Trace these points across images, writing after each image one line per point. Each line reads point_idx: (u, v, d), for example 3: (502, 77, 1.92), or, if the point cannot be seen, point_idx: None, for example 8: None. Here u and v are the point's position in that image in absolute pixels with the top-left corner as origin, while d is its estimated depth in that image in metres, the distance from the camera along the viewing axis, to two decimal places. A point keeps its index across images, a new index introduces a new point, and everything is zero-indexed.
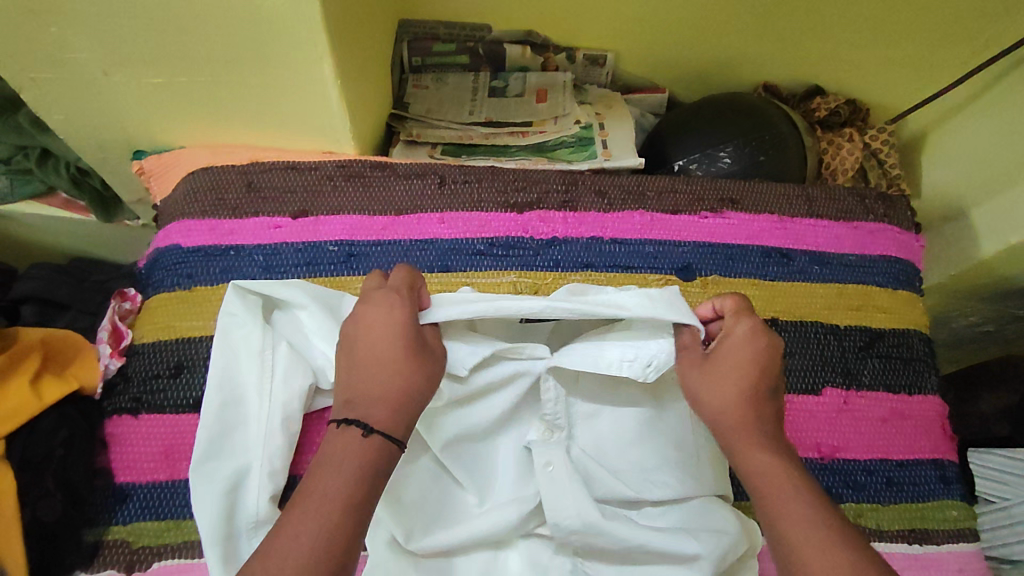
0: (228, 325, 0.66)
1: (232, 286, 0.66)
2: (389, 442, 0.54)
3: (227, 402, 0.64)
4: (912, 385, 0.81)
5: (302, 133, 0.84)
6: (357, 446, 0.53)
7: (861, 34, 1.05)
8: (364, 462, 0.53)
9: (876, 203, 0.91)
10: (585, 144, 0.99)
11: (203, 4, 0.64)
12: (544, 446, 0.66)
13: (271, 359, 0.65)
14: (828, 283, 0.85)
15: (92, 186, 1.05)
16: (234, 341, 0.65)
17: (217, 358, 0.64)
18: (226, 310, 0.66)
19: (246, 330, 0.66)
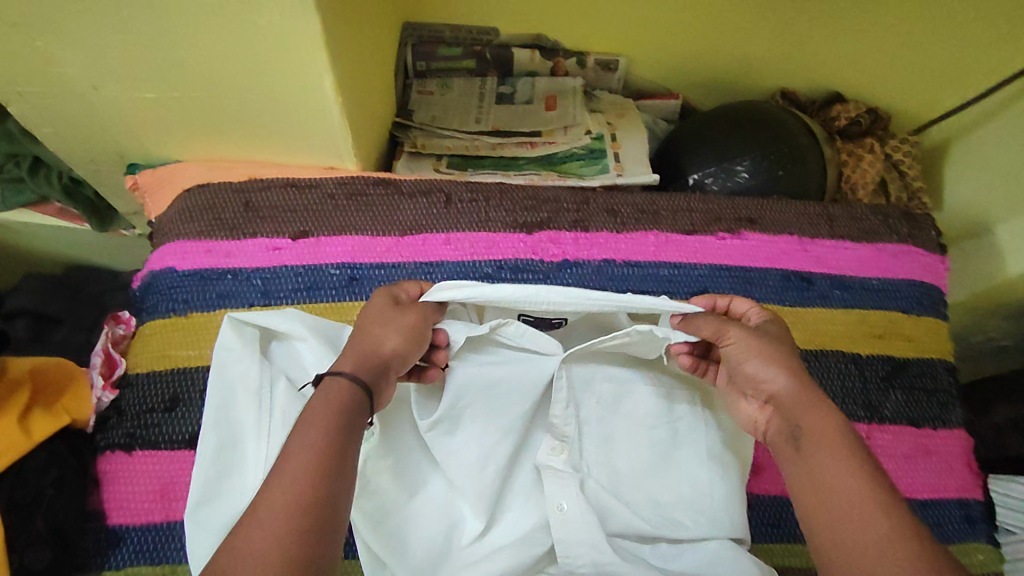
0: (223, 359, 0.62)
1: (227, 319, 0.62)
2: (351, 382, 0.55)
3: (224, 442, 0.61)
4: (936, 419, 0.79)
5: (299, 151, 0.79)
6: (333, 387, 0.54)
7: (889, 40, 1.00)
8: (334, 402, 0.53)
9: (899, 222, 0.88)
10: (597, 156, 0.95)
11: (196, 20, 0.59)
12: (558, 479, 0.63)
13: (269, 397, 0.62)
14: (850, 308, 0.82)
15: (86, 196, 1.01)
16: (230, 377, 0.62)
17: (215, 397, 0.61)
18: (222, 343, 0.62)
19: (243, 366, 0.62)
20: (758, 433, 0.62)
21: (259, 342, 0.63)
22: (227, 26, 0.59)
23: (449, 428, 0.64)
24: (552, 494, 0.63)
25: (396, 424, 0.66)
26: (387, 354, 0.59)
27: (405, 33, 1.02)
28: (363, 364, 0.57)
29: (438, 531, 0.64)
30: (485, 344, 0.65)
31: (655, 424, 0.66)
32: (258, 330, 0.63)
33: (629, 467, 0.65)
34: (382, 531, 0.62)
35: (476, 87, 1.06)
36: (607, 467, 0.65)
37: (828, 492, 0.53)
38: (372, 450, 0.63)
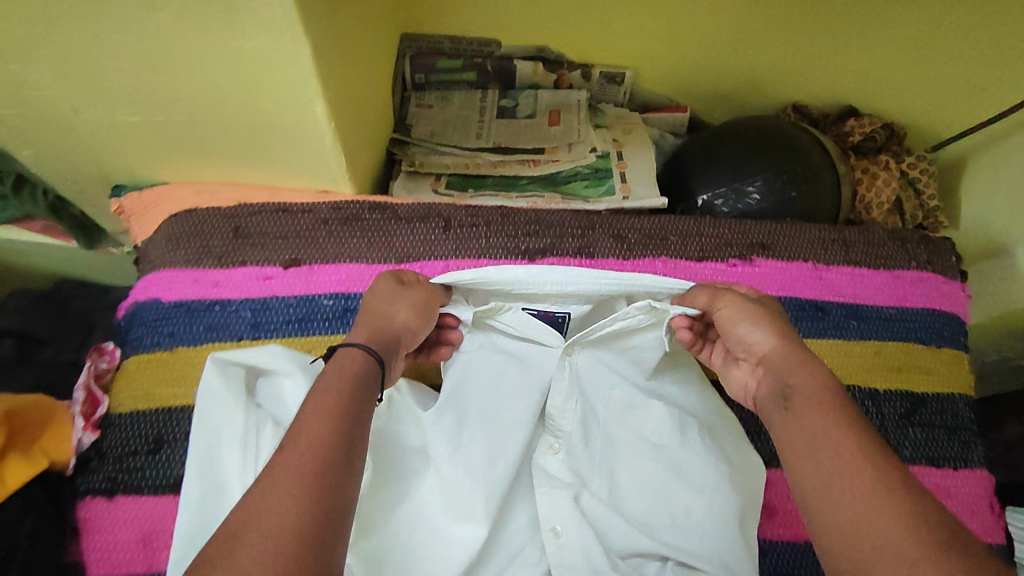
0: (207, 404, 0.60)
1: (211, 359, 0.61)
2: (366, 354, 0.55)
3: (208, 492, 0.57)
4: (958, 458, 0.76)
5: (290, 173, 0.75)
6: (344, 361, 0.53)
7: (907, 54, 0.96)
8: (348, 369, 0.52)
9: (917, 247, 0.84)
10: (602, 177, 0.91)
11: (178, 44, 0.55)
12: (553, 493, 0.61)
13: (254, 442, 0.59)
14: (865, 340, 0.79)
15: (72, 214, 0.98)
16: (214, 421, 0.59)
17: (197, 444, 0.59)
18: (206, 387, 0.61)
19: (227, 410, 0.60)
20: (750, 398, 0.60)
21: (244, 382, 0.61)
22: (211, 50, 0.55)
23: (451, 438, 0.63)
24: (546, 510, 0.61)
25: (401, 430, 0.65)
26: (399, 325, 0.60)
27: (403, 44, 0.99)
28: (376, 334, 0.57)
29: (432, 547, 0.60)
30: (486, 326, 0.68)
31: (669, 433, 0.63)
32: (244, 371, 0.62)
33: (632, 480, 0.62)
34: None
35: (477, 100, 1.02)
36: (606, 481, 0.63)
37: (824, 460, 0.47)
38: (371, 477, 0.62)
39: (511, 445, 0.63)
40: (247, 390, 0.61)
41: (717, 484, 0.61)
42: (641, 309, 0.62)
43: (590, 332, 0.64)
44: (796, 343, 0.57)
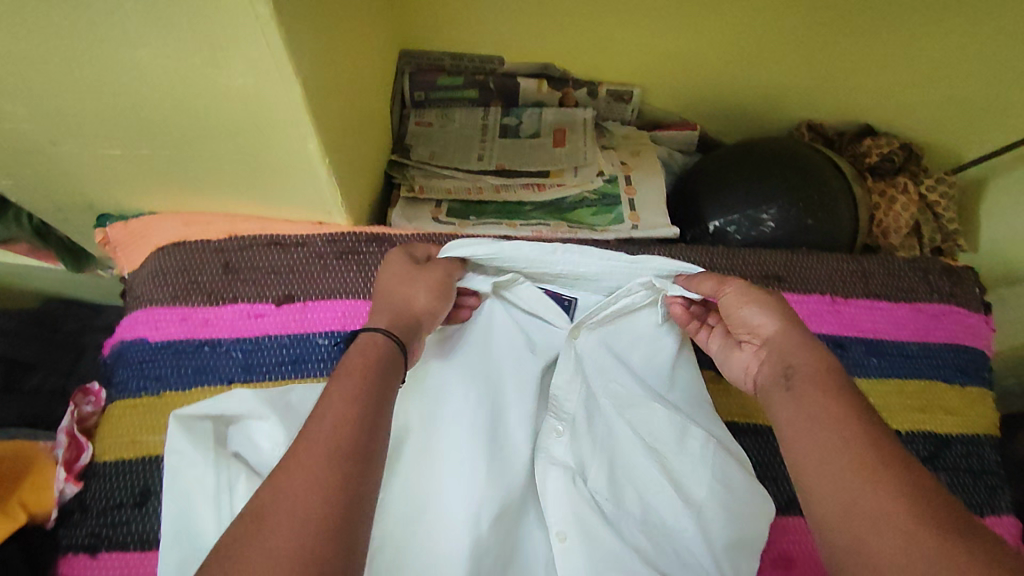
0: (174, 466, 0.56)
1: (173, 417, 0.58)
2: (384, 338, 0.53)
3: (187, 560, 0.54)
4: (984, 504, 0.73)
5: (282, 205, 0.71)
6: (363, 346, 0.52)
7: (928, 74, 0.93)
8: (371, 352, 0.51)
9: (940, 278, 0.80)
10: (609, 203, 0.88)
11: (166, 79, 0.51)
12: (564, 484, 0.59)
13: (230, 501, 0.56)
14: (886, 378, 0.76)
15: (59, 239, 0.92)
16: (184, 484, 0.56)
17: (168, 509, 0.55)
18: (172, 447, 0.57)
19: (197, 469, 0.57)
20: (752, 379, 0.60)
21: (212, 436, 0.58)
22: (194, 83, 0.51)
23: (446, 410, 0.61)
24: (553, 502, 0.59)
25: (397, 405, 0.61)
26: (419, 311, 0.58)
27: (401, 60, 0.95)
28: (393, 317, 0.56)
29: (428, 531, 0.57)
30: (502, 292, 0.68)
31: (673, 431, 0.62)
32: (212, 424, 0.59)
33: (637, 472, 0.61)
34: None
35: (479, 118, 0.98)
36: (612, 472, 0.61)
37: (829, 468, 0.46)
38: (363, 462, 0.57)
39: (517, 427, 0.62)
40: (217, 444, 0.58)
41: (715, 489, 0.60)
42: (643, 290, 0.66)
43: (596, 312, 0.66)
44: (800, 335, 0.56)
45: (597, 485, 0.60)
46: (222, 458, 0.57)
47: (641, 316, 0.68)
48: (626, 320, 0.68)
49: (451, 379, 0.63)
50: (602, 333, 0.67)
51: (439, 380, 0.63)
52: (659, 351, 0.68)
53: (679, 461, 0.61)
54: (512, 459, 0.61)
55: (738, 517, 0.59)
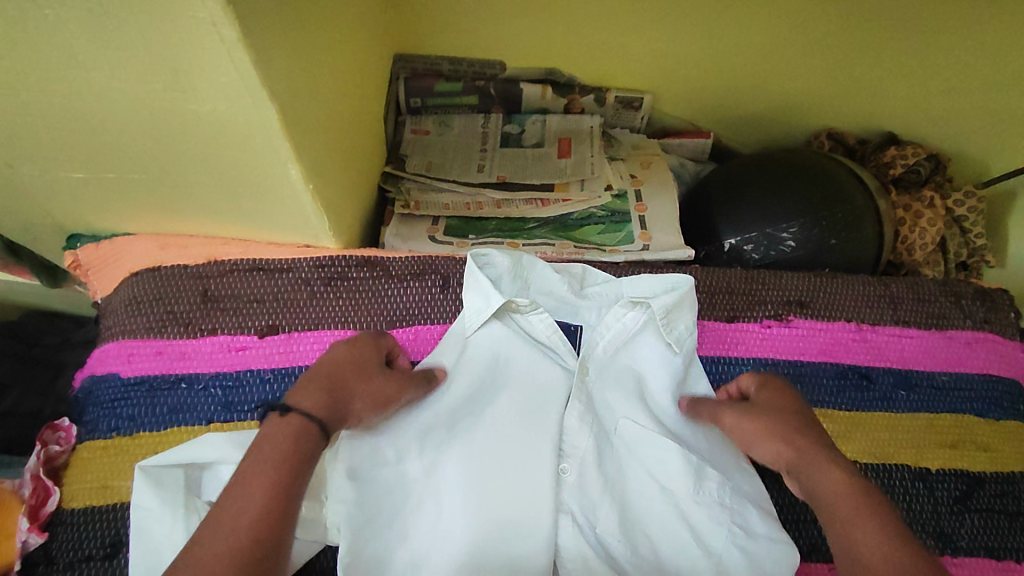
0: (142, 521, 0.53)
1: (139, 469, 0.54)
2: (310, 423, 0.45)
3: None
4: (1020, 549, 0.67)
5: (265, 228, 0.66)
6: (277, 431, 0.44)
7: (956, 80, 0.87)
8: (291, 438, 0.44)
9: (973, 304, 0.75)
10: (618, 220, 0.83)
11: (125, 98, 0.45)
12: (573, 534, 0.55)
13: None
14: (916, 412, 0.70)
15: (35, 256, 0.78)
16: (153, 543, 0.52)
17: (133, 569, 0.52)
18: (140, 502, 0.53)
19: (166, 526, 0.52)
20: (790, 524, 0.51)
21: (183, 486, 0.54)
22: (160, 104, 0.47)
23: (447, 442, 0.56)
24: (564, 553, 0.55)
25: (381, 446, 0.54)
26: (354, 416, 0.49)
27: (396, 65, 0.90)
28: (327, 405, 0.47)
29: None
30: (505, 314, 0.63)
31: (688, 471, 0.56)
32: (183, 472, 0.54)
33: (652, 517, 0.56)
34: None
35: (479, 126, 0.93)
36: (627, 516, 0.56)
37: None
38: (351, 514, 0.51)
39: (523, 469, 0.56)
40: (189, 494, 0.54)
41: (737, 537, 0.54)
42: (632, 308, 0.63)
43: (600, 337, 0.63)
44: (808, 449, 0.50)
45: (609, 533, 0.56)
46: (194, 510, 0.53)
47: (644, 338, 0.63)
48: (632, 342, 0.64)
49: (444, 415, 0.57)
50: (606, 362, 0.62)
51: (429, 412, 0.57)
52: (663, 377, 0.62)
53: (697, 505, 0.55)
54: (519, 505, 0.55)
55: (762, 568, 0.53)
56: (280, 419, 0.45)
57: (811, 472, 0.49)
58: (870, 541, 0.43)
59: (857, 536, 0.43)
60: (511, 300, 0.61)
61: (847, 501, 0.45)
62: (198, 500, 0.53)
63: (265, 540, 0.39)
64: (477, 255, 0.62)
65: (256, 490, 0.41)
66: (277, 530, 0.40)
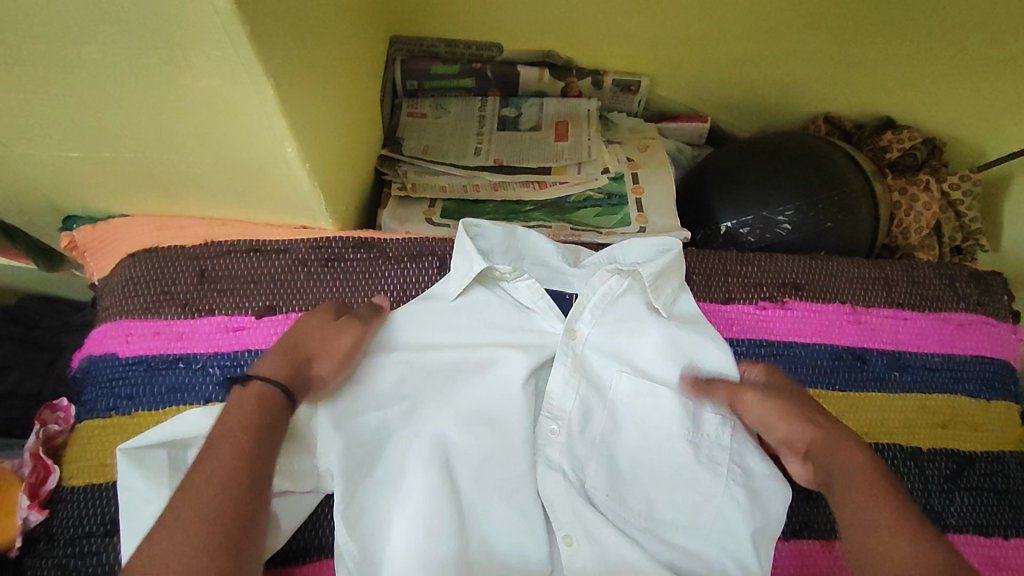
0: (131, 502, 0.53)
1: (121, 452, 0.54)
2: (270, 391, 0.50)
3: None
4: (1009, 526, 0.68)
5: (262, 207, 0.66)
6: (238, 400, 0.49)
7: (953, 64, 0.86)
8: (260, 407, 0.49)
9: (967, 286, 0.75)
10: (616, 203, 0.83)
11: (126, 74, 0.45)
12: (562, 488, 0.57)
13: None
14: (908, 393, 0.71)
15: (30, 238, 0.77)
16: (142, 523, 0.52)
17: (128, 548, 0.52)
18: (127, 484, 0.53)
19: (155, 506, 0.53)
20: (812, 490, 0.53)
21: (168, 467, 0.54)
22: (155, 82, 0.47)
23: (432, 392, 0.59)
24: (553, 506, 0.57)
25: (364, 401, 0.57)
26: (319, 378, 0.54)
27: (392, 47, 0.89)
28: (287, 373, 0.52)
29: (416, 536, 0.52)
30: (488, 279, 0.64)
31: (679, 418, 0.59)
32: (167, 453, 0.54)
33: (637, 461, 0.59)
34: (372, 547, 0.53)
35: (476, 109, 0.92)
36: (615, 470, 0.59)
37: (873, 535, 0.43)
38: (340, 458, 0.54)
39: (507, 422, 0.59)
40: (175, 473, 0.54)
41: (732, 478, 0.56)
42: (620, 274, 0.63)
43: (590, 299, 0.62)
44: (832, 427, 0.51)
45: (597, 484, 0.58)
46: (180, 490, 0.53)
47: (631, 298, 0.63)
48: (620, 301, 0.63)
49: (431, 370, 0.60)
50: (596, 322, 0.62)
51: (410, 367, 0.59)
52: (653, 332, 0.62)
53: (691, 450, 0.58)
54: (503, 455, 0.58)
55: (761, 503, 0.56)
56: (240, 390, 0.50)
57: (838, 453, 0.49)
58: (893, 515, 0.44)
59: (878, 512, 0.44)
60: (492, 267, 0.61)
61: (864, 476, 0.47)
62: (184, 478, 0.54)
63: (236, 495, 0.43)
64: (470, 226, 0.63)
65: (224, 454, 0.45)
66: (253, 488, 0.44)
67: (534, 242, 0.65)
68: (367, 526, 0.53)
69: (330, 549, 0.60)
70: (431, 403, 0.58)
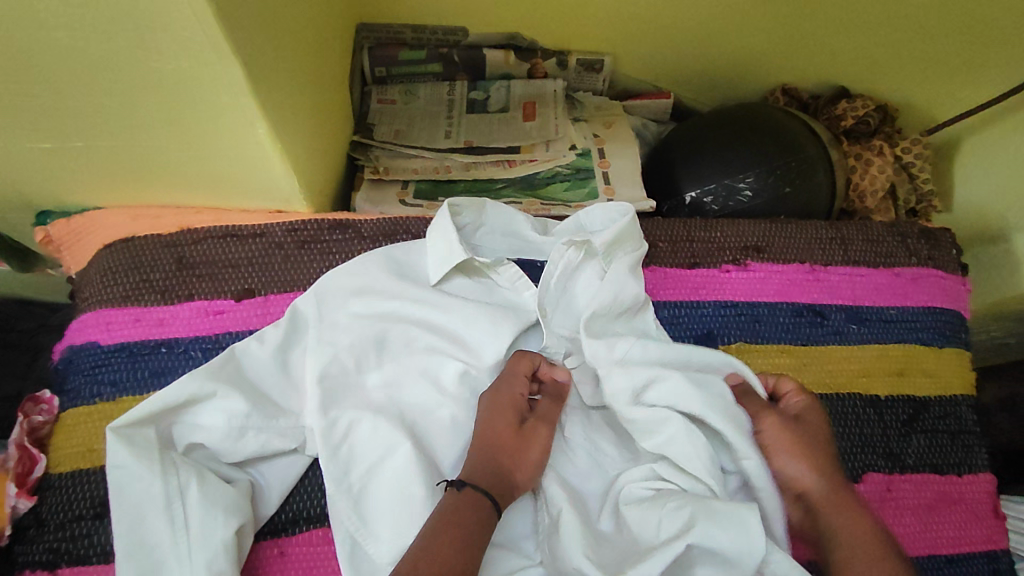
0: (121, 479, 0.54)
1: (111, 431, 0.55)
2: (482, 497, 0.54)
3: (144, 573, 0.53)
4: (961, 464, 0.73)
5: (241, 193, 0.67)
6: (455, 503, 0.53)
7: (899, 30, 0.90)
8: (462, 520, 0.51)
9: (918, 242, 0.79)
10: (583, 177, 0.86)
11: (102, 57, 0.47)
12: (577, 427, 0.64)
13: (181, 511, 0.54)
14: (867, 344, 0.75)
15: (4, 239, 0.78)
16: (133, 499, 0.54)
17: (119, 527, 0.54)
18: (116, 463, 0.55)
19: (144, 483, 0.55)
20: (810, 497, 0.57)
21: (159, 446, 0.56)
22: (125, 66, 0.48)
23: (415, 365, 0.64)
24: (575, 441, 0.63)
25: (350, 377, 0.62)
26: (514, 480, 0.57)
27: (359, 35, 0.90)
28: (489, 478, 0.55)
29: (400, 513, 0.57)
30: (471, 270, 0.68)
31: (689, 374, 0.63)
32: (154, 430, 0.56)
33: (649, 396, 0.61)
34: (365, 506, 0.58)
35: (445, 93, 0.94)
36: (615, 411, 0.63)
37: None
38: (320, 423, 0.59)
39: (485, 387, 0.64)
40: (162, 450, 0.56)
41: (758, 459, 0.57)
42: (568, 251, 0.66)
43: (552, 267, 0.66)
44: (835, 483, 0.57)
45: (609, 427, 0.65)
46: (168, 463, 0.55)
47: (586, 268, 0.67)
48: (576, 275, 0.67)
49: (412, 346, 0.64)
50: (561, 295, 0.67)
51: (391, 339, 0.64)
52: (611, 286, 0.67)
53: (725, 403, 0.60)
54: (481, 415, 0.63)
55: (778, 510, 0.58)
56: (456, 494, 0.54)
57: (835, 511, 0.55)
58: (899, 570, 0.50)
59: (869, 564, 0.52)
60: (472, 258, 0.65)
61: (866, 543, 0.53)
62: (171, 454, 0.56)
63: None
64: (453, 204, 0.67)
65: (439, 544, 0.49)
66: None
67: (509, 221, 0.69)
68: (358, 498, 0.58)
69: (319, 519, 0.62)
70: (408, 377, 0.63)
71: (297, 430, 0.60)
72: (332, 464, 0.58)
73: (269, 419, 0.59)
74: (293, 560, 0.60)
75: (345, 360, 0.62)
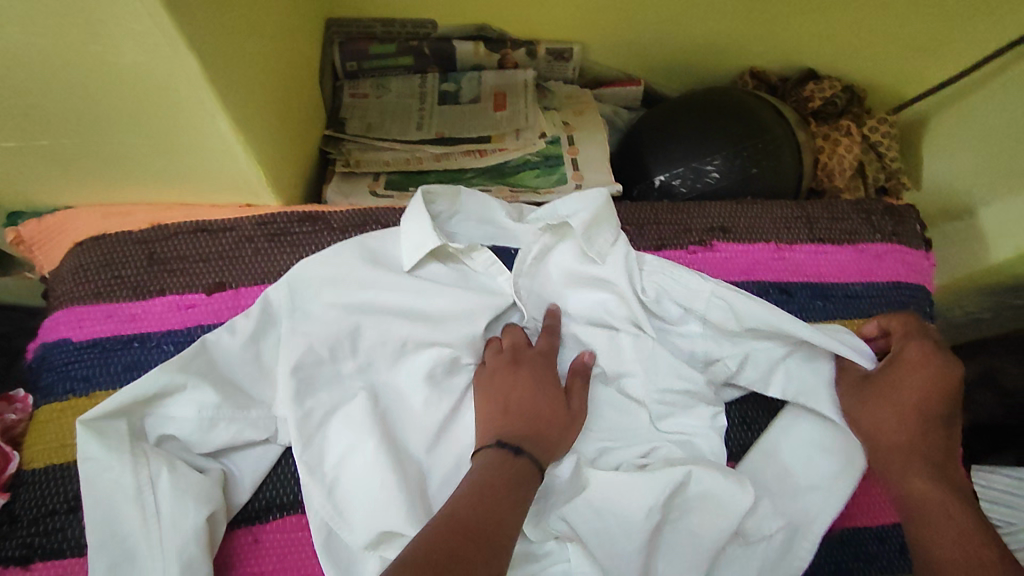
0: (91, 472, 0.55)
1: (81, 424, 0.56)
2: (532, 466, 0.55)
3: (118, 563, 0.54)
4: None
5: (209, 187, 0.68)
6: (499, 461, 0.54)
7: (862, 12, 0.91)
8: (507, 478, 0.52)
9: (883, 219, 0.81)
10: (553, 164, 0.87)
11: (60, 54, 0.48)
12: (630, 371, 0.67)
13: (153, 499, 0.55)
14: (832, 320, 0.76)
15: None
16: (105, 489, 0.55)
17: (92, 518, 0.54)
18: (86, 455, 0.55)
19: (115, 474, 0.55)
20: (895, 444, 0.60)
21: (130, 439, 0.57)
22: (84, 62, 0.49)
23: (387, 352, 0.64)
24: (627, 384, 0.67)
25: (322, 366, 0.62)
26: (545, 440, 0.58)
27: (329, 30, 0.91)
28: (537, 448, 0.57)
29: (371, 500, 0.58)
30: (445, 256, 0.69)
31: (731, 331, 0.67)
32: (126, 423, 0.57)
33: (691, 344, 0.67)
34: (339, 494, 0.59)
35: (416, 86, 0.95)
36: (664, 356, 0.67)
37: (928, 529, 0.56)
38: (294, 413, 0.60)
39: (455, 372, 0.65)
40: (134, 441, 0.57)
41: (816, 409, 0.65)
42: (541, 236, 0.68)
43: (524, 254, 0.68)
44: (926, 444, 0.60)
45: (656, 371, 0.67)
46: (139, 453, 0.56)
47: (562, 251, 0.69)
48: (548, 256, 0.69)
49: (384, 336, 0.64)
50: (533, 277, 0.69)
51: (365, 330, 0.64)
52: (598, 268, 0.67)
53: (781, 363, 0.67)
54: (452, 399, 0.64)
55: (775, 468, 0.66)
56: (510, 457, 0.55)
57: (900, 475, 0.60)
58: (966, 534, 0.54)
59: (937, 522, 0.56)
60: (444, 244, 0.66)
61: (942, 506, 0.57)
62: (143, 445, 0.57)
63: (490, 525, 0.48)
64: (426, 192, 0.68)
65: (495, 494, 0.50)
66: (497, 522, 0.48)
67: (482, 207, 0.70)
68: (332, 487, 0.59)
69: (291, 506, 0.63)
70: (382, 365, 0.64)
71: (269, 420, 0.61)
72: (307, 453, 0.59)
73: (240, 410, 0.60)
74: (267, 547, 0.61)
75: (319, 350, 0.62)
